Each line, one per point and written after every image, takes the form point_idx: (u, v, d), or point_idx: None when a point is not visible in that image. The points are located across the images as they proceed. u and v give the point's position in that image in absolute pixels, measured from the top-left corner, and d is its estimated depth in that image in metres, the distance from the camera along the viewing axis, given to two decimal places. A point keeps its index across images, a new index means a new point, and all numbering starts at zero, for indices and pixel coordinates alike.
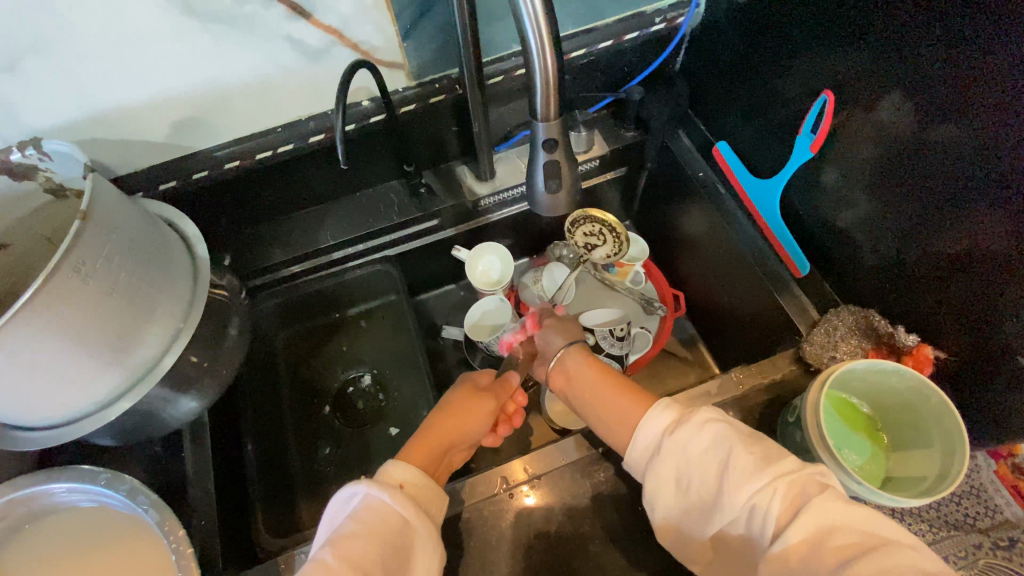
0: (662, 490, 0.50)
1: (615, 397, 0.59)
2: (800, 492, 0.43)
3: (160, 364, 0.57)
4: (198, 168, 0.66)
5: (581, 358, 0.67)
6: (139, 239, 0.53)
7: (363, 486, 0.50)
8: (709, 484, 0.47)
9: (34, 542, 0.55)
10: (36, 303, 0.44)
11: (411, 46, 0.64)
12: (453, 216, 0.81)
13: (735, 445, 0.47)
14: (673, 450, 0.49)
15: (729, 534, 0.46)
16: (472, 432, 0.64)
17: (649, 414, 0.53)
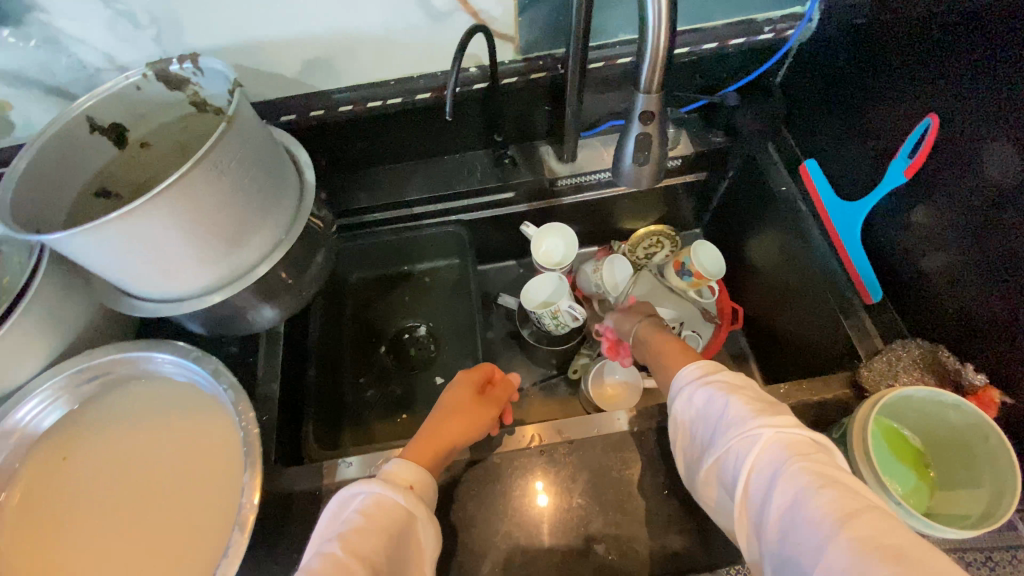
0: (674, 437, 0.53)
1: (670, 356, 0.60)
2: (788, 448, 0.44)
3: (256, 271, 0.63)
4: (315, 107, 0.73)
5: (651, 331, 0.67)
6: (265, 154, 0.59)
7: (373, 485, 0.52)
8: (709, 433, 0.49)
9: (136, 396, 0.65)
10: (179, 186, 0.51)
11: (525, 19, 0.67)
12: (528, 193, 0.85)
13: (736, 400, 0.48)
14: (681, 401, 0.52)
15: (724, 483, 0.47)
16: (479, 435, 0.63)
17: (685, 367, 0.55)
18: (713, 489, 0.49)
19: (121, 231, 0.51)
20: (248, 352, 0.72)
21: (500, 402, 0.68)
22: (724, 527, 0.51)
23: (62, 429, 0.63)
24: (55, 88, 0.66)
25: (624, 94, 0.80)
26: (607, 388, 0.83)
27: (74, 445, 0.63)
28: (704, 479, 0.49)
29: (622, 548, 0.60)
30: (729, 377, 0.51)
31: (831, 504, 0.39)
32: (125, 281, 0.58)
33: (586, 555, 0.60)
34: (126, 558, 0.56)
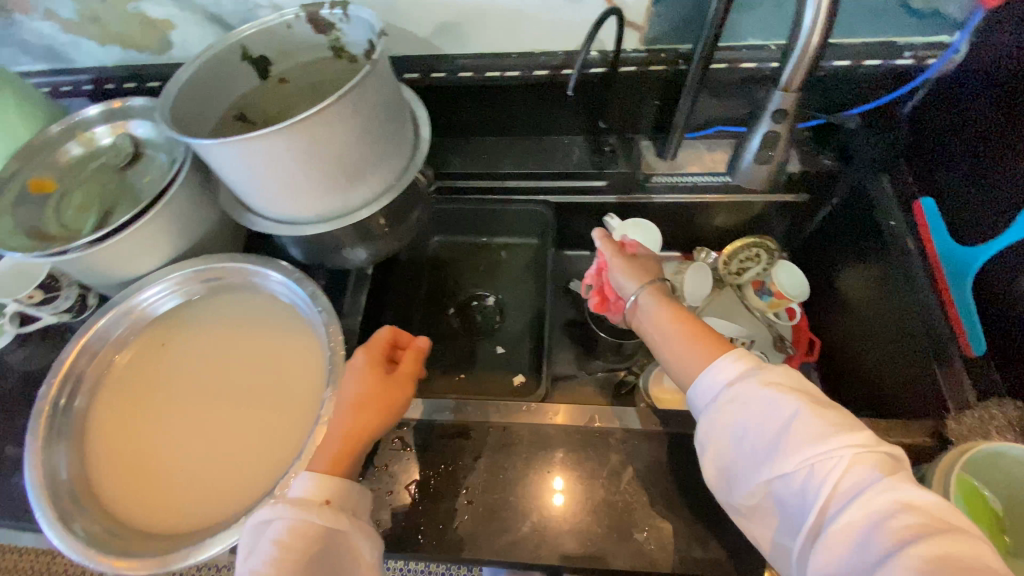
0: (713, 440, 0.49)
1: (686, 341, 0.54)
2: (868, 467, 0.41)
3: (358, 214, 0.68)
4: (438, 69, 0.76)
5: (654, 300, 0.59)
6: (393, 103, 0.64)
7: (280, 511, 0.49)
8: (766, 441, 0.45)
9: (238, 306, 0.71)
10: (321, 116, 0.56)
11: (658, 11, 0.67)
12: (620, 184, 0.84)
13: (805, 407, 0.45)
14: (732, 402, 0.48)
15: (779, 493, 0.45)
16: (393, 417, 0.57)
17: (718, 363, 0.50)
18: (760, 498, 0.46)
19: (264, 148, 0.57)
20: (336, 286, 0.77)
21: (410, 373, 0.59)
22: (756, 534, 0.48)
23: (167, 320, 0.71)
24: (216, 16, 0.73)
25: (739, 102, 0.79)
26: (667, 392, 0.82)
27: (175, 336, 0.70)
28: (754, 488, 0.46)
29: (663, 540, 0.60)
30: (787, 381, 0.48)
31: (918, 526, 0.38)
32: (251, 196, 0.65)
33: (626, 540, 0.61)
34: (206, 443, 0.62)
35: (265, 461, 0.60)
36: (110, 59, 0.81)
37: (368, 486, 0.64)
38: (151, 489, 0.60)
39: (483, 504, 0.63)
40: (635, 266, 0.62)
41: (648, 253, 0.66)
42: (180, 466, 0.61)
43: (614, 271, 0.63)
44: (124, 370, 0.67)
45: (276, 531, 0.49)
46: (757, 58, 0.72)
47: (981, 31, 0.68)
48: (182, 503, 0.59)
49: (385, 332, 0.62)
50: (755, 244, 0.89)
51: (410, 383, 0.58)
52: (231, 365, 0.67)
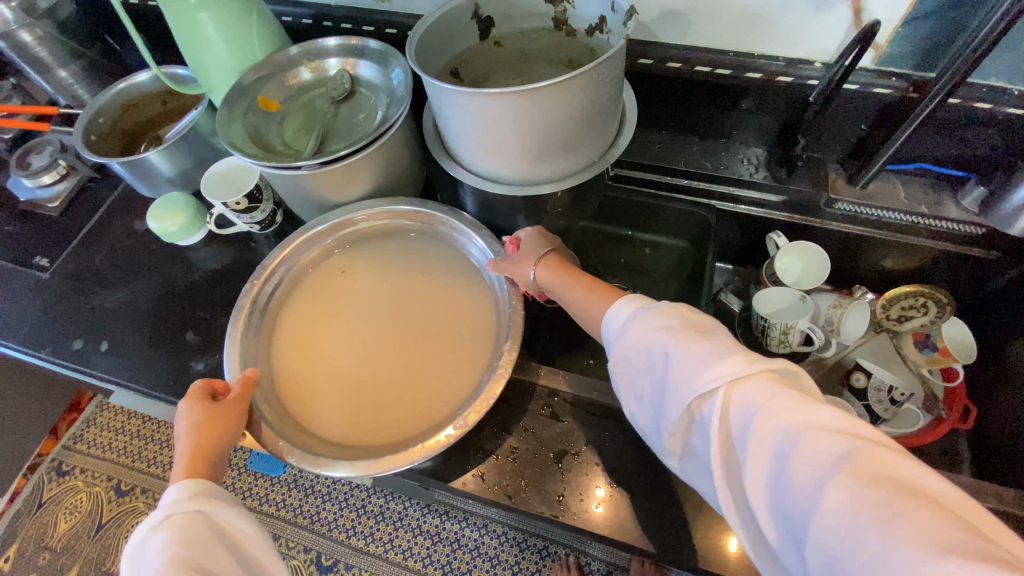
0: (627, 404, 0.51)
1: (580, 301, 0.58)
2: (748, 398, 0.41)
3: (541, 188, 0.70)
4: (647, 56, 0.76)
5: (547, 275, 0.62)
6: (619, 86, 0.65)
7: (160, 507, 0.51)
8: (661, 389, 0.47)
9: (413, 250, 0.77)
10: (566, 84, 0.57)
11: (905, 30, 0.64)
12: (795, 201, 0.82)
13: (672, 341, 0.46)
14: (621, 357, 0.50)
15: (694, 438, 0.46)
16: (232, 440, 0.58)
17: (607, 321, 0.53)
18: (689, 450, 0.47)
19: (501, 104, 0.59)
20: None
21: (244, 402, 0.60)
22: (705, 492, 0.48)
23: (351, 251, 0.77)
24: None
25: (957, 143, 0.74)
26: None
27: (356, 267, 0.76)
28: (677, 440, 0.47)
29: None
30: (667, 314, 0.49)
31: (813, 452, 0.37)
32: (459, 144, 0.68)
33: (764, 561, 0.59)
34: (373, 367, 0.67)
35: (432, 399, 0.64)
36: None
37: (516, 445, 0.67)
38: (311, 393, 0.66)
39: (626, 489, 0.64)
40: (521, 256, 0.66)
41: (535, 232, 0.68)
42: (345, 382, 0.66)
43: (515, 273, 0.66)
44: (314, 291, 0.74)
45: (162, 540, 0.48)
46: (997, 100, 0.67)
47: None
48: (350, 417, 0.64)
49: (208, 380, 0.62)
50: (926, 292, 0.83)
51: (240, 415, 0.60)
52: (406, 303, 0.72)
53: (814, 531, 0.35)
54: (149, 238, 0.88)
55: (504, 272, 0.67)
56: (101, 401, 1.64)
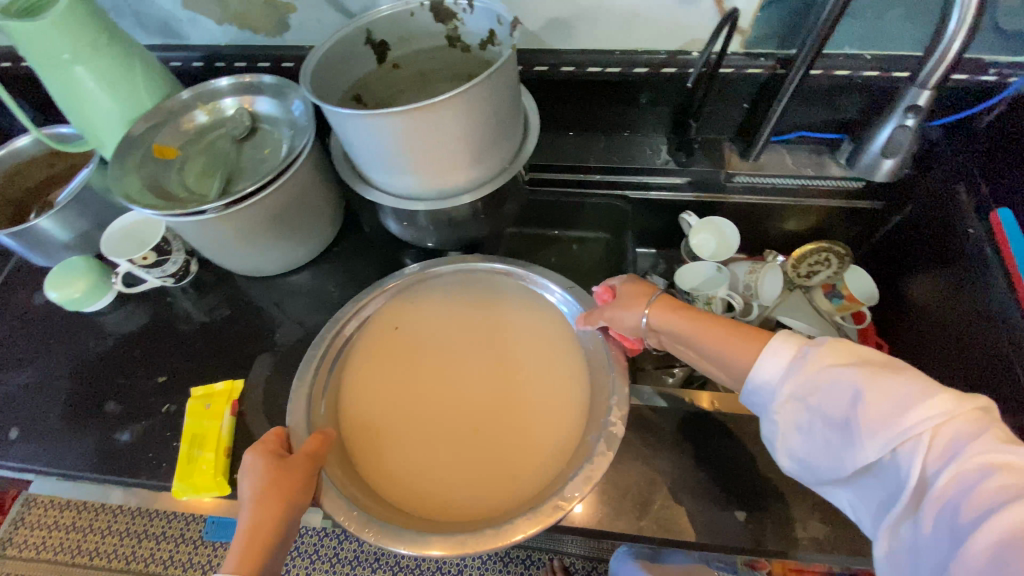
0: (781, 438, 0.51)
1: (697, 338, 0.58)
2: (951, 436, 0.41)
3: (461, 197, 0.72)
4: (542, 62, 0.80)
5: (660, 317, 0.61)
6: (517, 92, 0.68)
7: None
8: (840, 427, 0.46)
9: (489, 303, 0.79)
10: (462, 96, 0.59)
11: (763, 15, 0.71)
12: (700, 182, 0.88)
13: (865, 381, 0.45)
14: (795, 396, 0.49)
15: (866, 469, 0.46)
16: (296, 509, 0.57)
17: (761, 360, 0.52)
18: (855, 479, 0.47)
19: (406, 122, 0.60)
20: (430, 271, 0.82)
21: (311, 461, 0.60)
22: (853, 515, 0.49)
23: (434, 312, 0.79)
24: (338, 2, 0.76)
25: (828, 109, 0.82)
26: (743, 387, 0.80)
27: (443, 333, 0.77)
28: (843, 472, 0.47)
29: (761, 525, 0.63)
30: (849, 353, 0.48)
31: (1010, 489, 0.37)
32: (371, 168, 0.68)
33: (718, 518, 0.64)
34: (475, 432, 0.68)
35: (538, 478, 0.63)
36: (224, 38, 0.84)
37: None
38: (411, 460, 0.66)
39: None
40: (617, 302, 0.65)
41: (631, 278, 0.67)
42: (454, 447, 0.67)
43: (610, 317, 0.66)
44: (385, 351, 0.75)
45: None
46: (851, 66, 0.75)
47: None
48: (454, 481, 0.64)
49: (281, 429, 0.62)
50: (828, 250, 0.90)
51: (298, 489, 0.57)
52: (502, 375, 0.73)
53: (987, 552, 0.36)
54: (52, 309, 0.82)
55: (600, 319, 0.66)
56: (24, 498, 1.48)
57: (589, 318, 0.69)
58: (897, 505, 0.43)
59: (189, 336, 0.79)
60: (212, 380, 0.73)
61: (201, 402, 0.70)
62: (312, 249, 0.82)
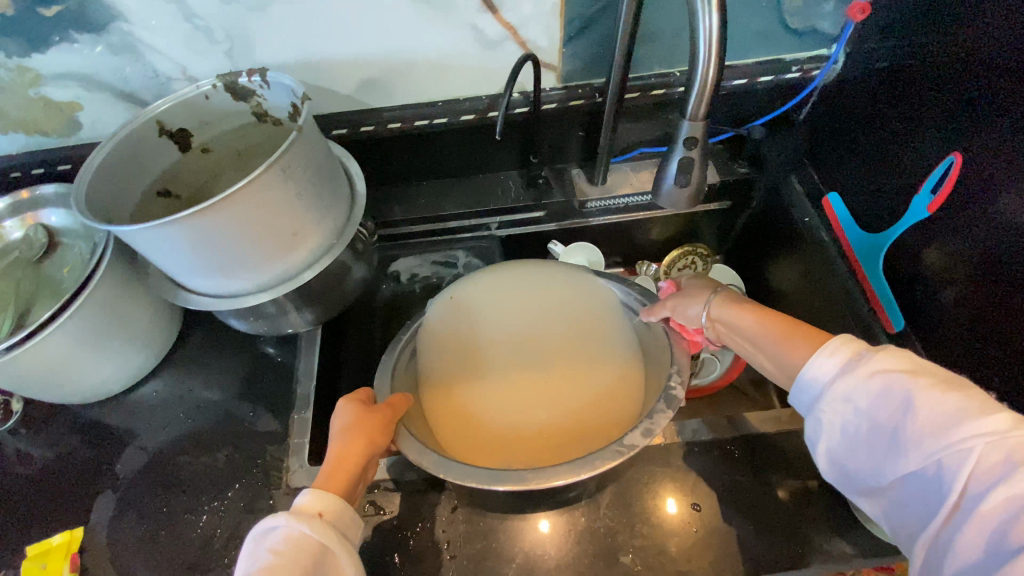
0: (825, 438, 0.49)
1: (756, 330, 0.58)
2: (1002, 458, 0.38)
3: (302, 276, 0.65)
4: (367, 122, 0.77)
5: (727, 307, 0.62)
6: (323, 161, 0.63)
7: (282, 518, 0.50)
8: (886, 434, 0.44)
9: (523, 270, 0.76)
10: (255, 185, 0.55)
11: (568, 51, 0.72)
12: (559, 211, 0.87)
13: (917, 390, 0.43)
14: (842, 398, 0.47)
15: (905, 482, 0.43)
16: (378, 450, 0.59)
17: (814, 360, 0.49)
18: (893, 494, 0.45)
19: (189, 224, 0.54)
20: (289, 356, 0.76)
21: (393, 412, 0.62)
22: (890, 525, 0.47)
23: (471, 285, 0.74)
24: (126, 93, 0.70)
25: (659, 122, 0.84)
26: None
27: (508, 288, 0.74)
28: (885, 479, 0.45)
29: (653, 563, 0.61)
30: (905, 361, 0.46)
31: None
32: (185, 277, 0.62)
33: (612, 566, 0.61)
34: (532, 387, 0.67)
35: (597, 434, 0.64)
36: (10, 147, 0.75)
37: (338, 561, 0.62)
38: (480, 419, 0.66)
39: (467, 556, 0.63)
40: (685, 292, 0.67)
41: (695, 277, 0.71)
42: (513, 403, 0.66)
43: (676, 309, 0.67)
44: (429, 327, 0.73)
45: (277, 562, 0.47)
46: (665, 84, 0.78)
47: (857, 43, 0.74)
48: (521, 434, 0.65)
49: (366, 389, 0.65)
50: (691, 250, 0.96)
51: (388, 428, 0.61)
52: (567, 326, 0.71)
53: None
54: None
55: (664, 310, 0.68)
56: None
57: (653, 308, 0.70)
58: (937, 521, 0.41)
59: (18, 487, 0.69)
60: (49, 533, 0.65)
61: (36, 564, 0.63)
62: (150, 359, 0.75)
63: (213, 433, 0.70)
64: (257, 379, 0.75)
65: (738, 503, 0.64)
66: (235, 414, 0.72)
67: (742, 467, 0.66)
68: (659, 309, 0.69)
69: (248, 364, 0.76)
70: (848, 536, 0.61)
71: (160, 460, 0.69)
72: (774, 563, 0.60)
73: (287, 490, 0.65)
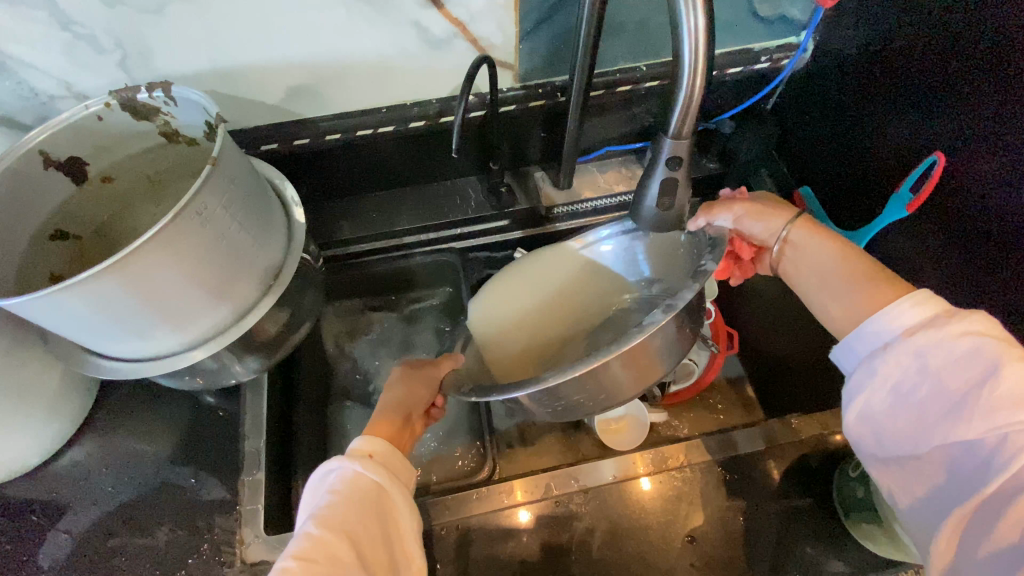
0: (869, 393, 0.42)
1: (829, 262, 0.48)
2: None
3: (242, 324, 0.57)
4: (301, 135, 0.68)
5: (809, 237, 0.50)
6: (251, 195, 0.54)
7: (339, 462, 0.48)
8: (953, 399, 0.38)
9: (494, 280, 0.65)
10: (163, 234, 0.45)
11: (526, 48, 0.65)
12: (524, 219, 0.80)
13: (1007, 360, 0.37)
14: (910, 352, 0.41)
15: (948, 455, 0.38)
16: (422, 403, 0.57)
17: (894, 307, 0.42)
18: (926, 464, 0.40)
19: (86, 289, 0.45)
20: (233, 407, 0.68)
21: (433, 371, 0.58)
22: (903, 495, 0.42)
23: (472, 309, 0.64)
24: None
25: (624, 118, 0.78)
26: (613, 421, 0.73)
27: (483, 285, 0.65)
28: (930, 446, 0.39)
29: None
30: (987, 328, 0.40)
31: None
32: (97, 344, 0.52)
33: None
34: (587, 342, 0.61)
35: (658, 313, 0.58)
36: None
37: None
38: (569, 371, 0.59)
39: None
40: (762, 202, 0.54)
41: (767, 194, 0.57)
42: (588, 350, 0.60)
43: (739, 219, 0.54)
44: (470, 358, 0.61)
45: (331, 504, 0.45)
46: (631, 79, 0.72)
47: (828, 32, 0.70)
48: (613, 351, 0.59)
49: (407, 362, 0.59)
50: None
51: (437, 383, 0.57)
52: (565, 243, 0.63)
53: None
54: None
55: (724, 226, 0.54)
56: None
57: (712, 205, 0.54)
58: (981, 495, 0.36)
59: None
60: None
61: None
62: (63, 429, 0.64)
63: (148, 508, 0.61)
64: (197, 436, 0.66)
65: (730, 530, 0.62)
66: (173, 481, 0.63)
67: (734, 491, 0.64)
68: (721, 211, 0.54)
69: (183, 422, 0.67)
70: (841, 554, 0.60)
71: (83, 545, 0.59)
72: None
73: (242, 567, 0.58)
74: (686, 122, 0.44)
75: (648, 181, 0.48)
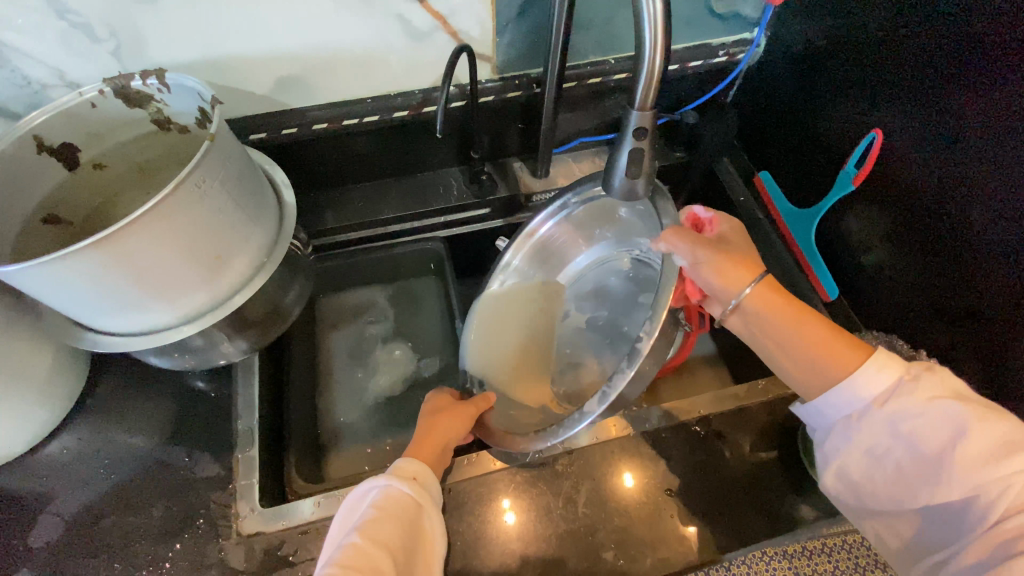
0: (850, 457, 0.49)
1: (788, 327, 0.50)
2: None
3: (232, 301, 0.59)
4: (289, 125, 0.70)
5: (764, 306, 0.51)
6: (245, 174, 0.56)
7: (381, 481, 0.53)
8: (926, 459, 0.45)
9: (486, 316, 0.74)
10: (162, 205, 0.47)
11: (503, 41, 0.69)
12: (504, 207, 0.84)
13: (968, 421, 0.43)
14: (882, 420, 0.47)
15: (928, 505, 0.45)
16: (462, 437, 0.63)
17: (859, 377, 0.48)
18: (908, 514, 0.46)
19: (84, 258, 0.46)
20: (225, 388, 0.69)
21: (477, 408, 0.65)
22: (892, 542, 0.49)
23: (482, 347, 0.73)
24: None
25: (597, 110, 0.83)
26: None
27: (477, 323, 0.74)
28: (909, 499, 0.46)
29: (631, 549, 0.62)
30: (945, 387, 0.46)
31: None
32: (90, 317, 0.54)
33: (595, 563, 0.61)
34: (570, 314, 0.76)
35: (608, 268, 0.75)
36: None
37: None
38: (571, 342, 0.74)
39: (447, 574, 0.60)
40: (730, 253, 0.52)
41: (737, 230, 0.56)
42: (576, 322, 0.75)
43: (696, 265, 0.53)
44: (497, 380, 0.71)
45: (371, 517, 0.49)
46: (601, 71, 0.77)
47: (778, 27, 0.77)
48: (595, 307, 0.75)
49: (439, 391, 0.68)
50: None
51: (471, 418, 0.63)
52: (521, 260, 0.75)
53: None
54: None
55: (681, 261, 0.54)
56: None
57: (678, 238, 0.54)
58: (960, 541, 0.43)
59: None
60: None
61: None
62: (54, 414, 0.64)
63: (142, 485, 0.62)
64: (189, 417, 0.67)
65: (708, 486, 0.65)
66: (166, 460, 0.64)
67: (709, 448, 0.68)
68: (681, 249, 0.53)
69: (176, 403, 0.68)
70: (808, 500, 0.65)
71: (75, 525, 0.60)
72: (744, 534, 0.63)
73: (239, 539, 0.59)
74: (649, 95, 0.49)
75: (619, 153, 0.52)
